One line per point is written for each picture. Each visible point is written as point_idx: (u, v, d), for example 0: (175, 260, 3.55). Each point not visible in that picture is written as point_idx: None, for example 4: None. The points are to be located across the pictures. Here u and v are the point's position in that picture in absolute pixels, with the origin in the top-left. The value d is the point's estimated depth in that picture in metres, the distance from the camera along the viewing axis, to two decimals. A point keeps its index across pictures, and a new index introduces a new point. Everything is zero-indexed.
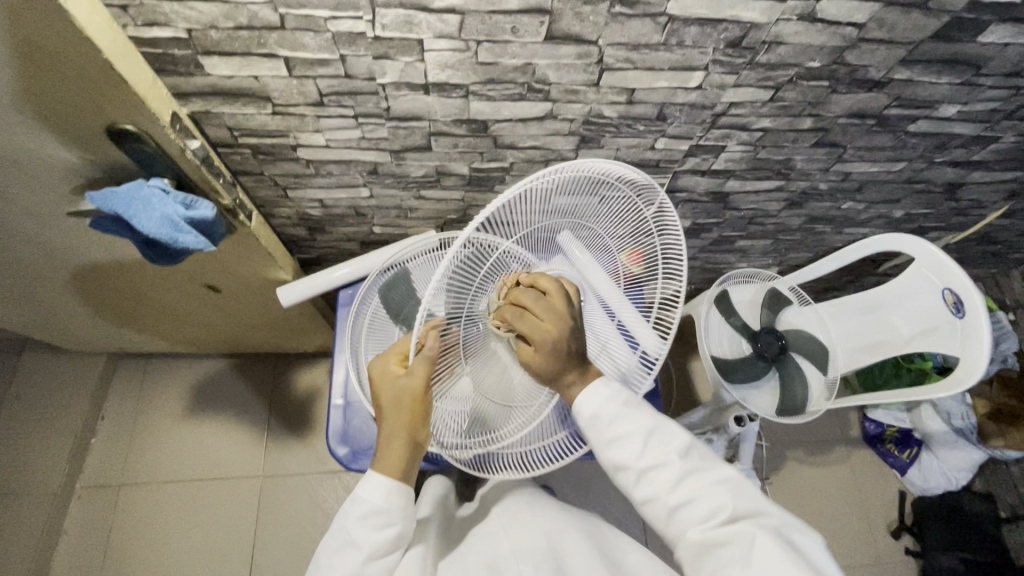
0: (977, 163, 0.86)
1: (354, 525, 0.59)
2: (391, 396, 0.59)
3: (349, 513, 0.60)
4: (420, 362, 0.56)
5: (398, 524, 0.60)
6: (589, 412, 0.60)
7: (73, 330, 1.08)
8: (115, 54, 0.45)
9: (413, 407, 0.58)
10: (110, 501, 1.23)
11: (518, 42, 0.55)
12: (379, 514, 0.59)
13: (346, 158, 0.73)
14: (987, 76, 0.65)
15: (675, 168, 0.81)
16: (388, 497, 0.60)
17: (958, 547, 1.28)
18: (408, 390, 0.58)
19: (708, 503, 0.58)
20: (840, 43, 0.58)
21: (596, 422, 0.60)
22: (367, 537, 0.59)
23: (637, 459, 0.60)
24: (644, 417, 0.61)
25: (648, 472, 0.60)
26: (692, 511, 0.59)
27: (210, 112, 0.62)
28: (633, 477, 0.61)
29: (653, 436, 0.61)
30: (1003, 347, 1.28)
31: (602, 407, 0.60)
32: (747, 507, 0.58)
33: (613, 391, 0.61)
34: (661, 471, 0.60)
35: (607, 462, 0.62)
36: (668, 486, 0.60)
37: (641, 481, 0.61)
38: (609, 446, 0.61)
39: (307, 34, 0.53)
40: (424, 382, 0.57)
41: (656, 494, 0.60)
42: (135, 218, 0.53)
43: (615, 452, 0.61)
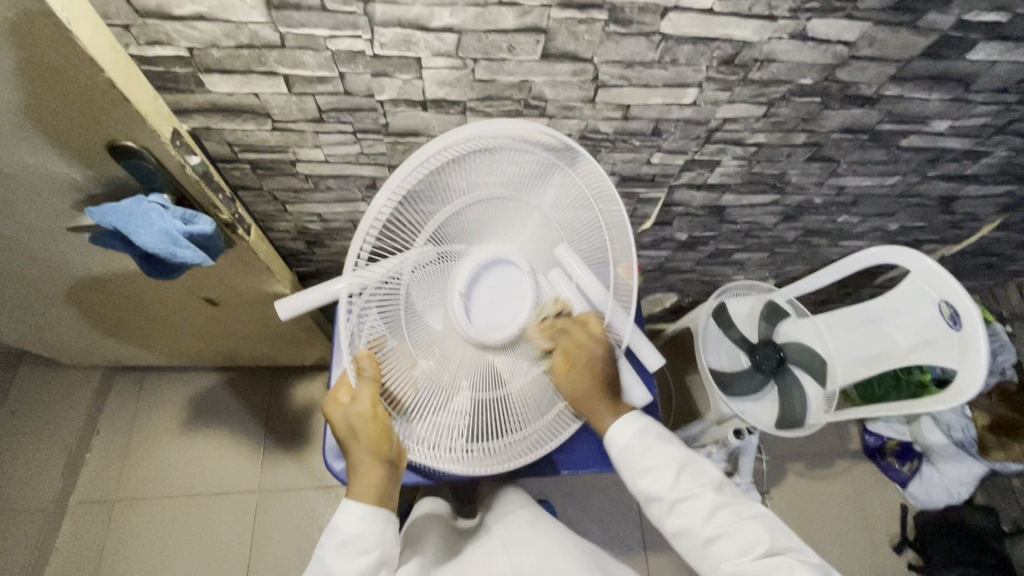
0: (970, 176, 0.87)
1: (332, 555, 0.59)
2: (347, 427, 0.60)
3: (326, 543, 0.60)
4: (363, 386, 0.58)
5: (376, 550, 0.60)
6: (620, 443, 0.66)
7: (69, 344, 1.07)
8: (117, 72, 0.46)
9: (370, 432, 0.60)
10: (103, 517, 1.21)
11: (515, 60, 0.55)
12: (355, 541, 0.59)
13: (345, 173, 0.74)
14: (977, 92, 0.66)
15: (671, 182, 0.81)
16: (363, 524, 0.60)
17: (959, 561, 1.28)
18: (358, 415, 0.59)
19: (744, 537, 0.60)
20: (832, 60, 0.59)
21: (626, 453, 0.65)
22: (343, 566, 0.58)
23: (669, 489, 0.63)
24: (674, 451, 0.65)
25: (681, 503, 0.63)
26: (727, 544, 0.60)
27: (210, 128, 0.63)
28: (664, 507, 0.64)
29: (684, 471, 0.64)
30: (1000, 359, 1.29)
31: (634, 439, 0.65)
32: (783, 543, 0.60)
33: (644, 425, 0.67)
34: (693, 503, 0.62)
35: (638, 493, 0.66)
36: (702, 519, 0.62)
37: (673, 512, 0.63)
38: (640, 475, 0.65)
39: (307, 53, 0.53)
40: (373, 403, 0.58)
41: (689, 526, 0.62)
42: (133, 233, 0.53)
43: (647, 482, 0.64)
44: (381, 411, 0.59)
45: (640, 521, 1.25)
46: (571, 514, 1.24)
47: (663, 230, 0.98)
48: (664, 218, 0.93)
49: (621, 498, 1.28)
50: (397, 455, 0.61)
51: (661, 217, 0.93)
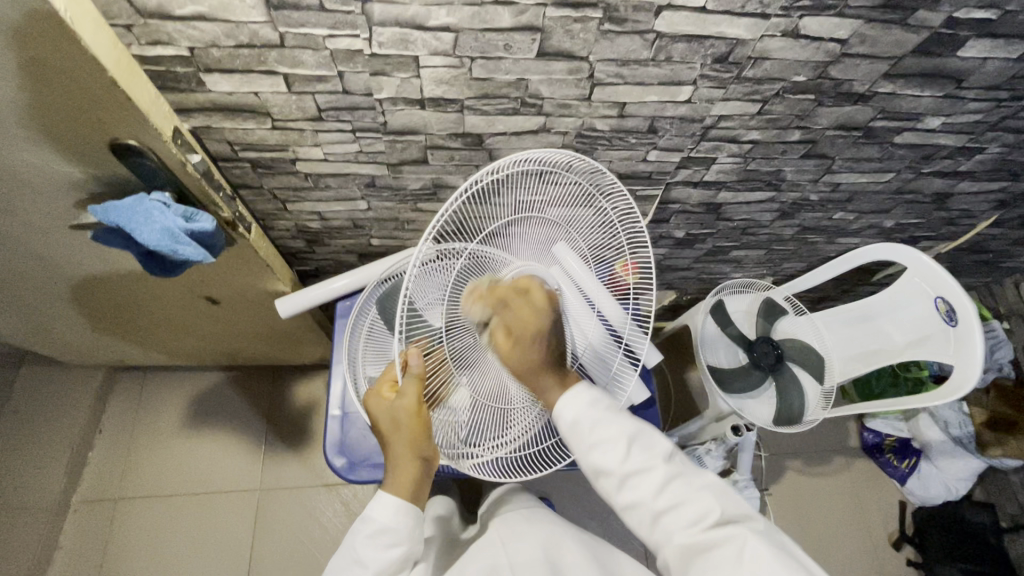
0: (964, 173, 0.87)
1: (363, 545, 0.61)
2: (389, 421, 0.62)
3: (359, 531, 0.62)
4: (410, 381, 0.59)
5: (404, 544, 0.62)
6: (570, 419, 0.61)
7: (71, 343, 1.08)
8: (119, 71, 0.47)
9: (412, 429, 0.61)
10: (106, 515, 1.22)
11: (511, 58, 0.56)
12: (387, 532, 0.61)
13: (344, 171, 0.75)
14: (969, 89, 0.67)
15: (668, 180, 0.82)
16: (395, 516, 0.62)
17: (958, 557, 1.28)
18: (402, 408, 0.60)
19: (697, 507, 0.59)
20: (825, 58, 0.60)
21: (574, 429, 0.61)
22: (372, 556, 0.60)
23: (619, 465, 0.61)
24: (624, 423, 0.62)
25: (631, 477, 0.61)
26: (681, 515, 0.59)
27: (211, 127, 0.64)
28: (615, 483, 0.62)
29: (636, 443, 0.62)
30: (997, 356, 1.30)
31: (583, 413, 0.61)
32: (735, 511, 0.59)
33: (593, 396, 0.62)
34: (645, 477, 0.61)
35: (587, 466, 0.63)
36: (653, 492, 0.60)
37: (624, 487, 0.61)
38: (590, 450, 0.62)
39: (306, 52, 0.54)
40: (417, 402, 0.60)
41: (640, 499, 0.60)
42: (135, 230, 0.54)
43: (595, 457, 0.61)
44: (424, 409, 0.61)
45: None
46: (570, 511, 1.25)
47: (661, 227, 0.98)
48: (661, 216, 0.94)
49: None
50: (433, 452, 0.63)
51: (658, 215, 0.93)
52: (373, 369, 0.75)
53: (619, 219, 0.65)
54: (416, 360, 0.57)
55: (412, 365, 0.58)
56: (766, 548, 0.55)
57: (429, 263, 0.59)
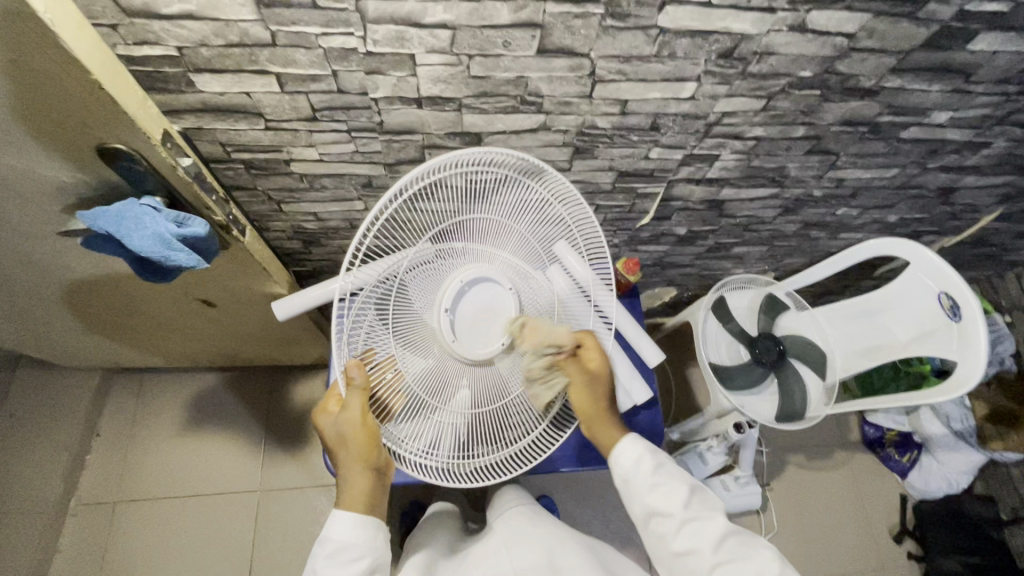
0: (970, 167, 0.86)
1: (324, 565, 0.59)
2: (335, 437, 0.61)
3: (318, 553, 0.60)
4: (353, 395, 0.58)
5: (368, 557, 0.61)
6: (630, 459, 0.67)
7: (66, 346, 1.07)
8: (104, 74, 0.45)
9: (360, 443, 0.60)
10: (104, 519, 1.21)
11: (510, 55, 0.55)
12: (349, 548, 0.60)
13: (340, 172, 0.73)
14: (978, 83, 0.66)
15: (670, 177, 0.81)
16: (354, 530, 0.61)
17: (959, 551, 1.27)
18: (347, 424, 0.59)
19: (755, 564, 0.61)
20: (832, 53, 0.58)
21: (633, 468, 0.67)
22: (338, 574, 0.59)
23: (680, 508, 0.64)
24: (685, 475, 0.68)
25: (690, 524, 0.64)
26: (737, 568, 0.61)
27: (202, 129, 0.62)
28: (671, 527, 0.64)
29: (694, 493, 0.66)
30: (999, 350, 1.29)
31: (643, 456, 0.67)
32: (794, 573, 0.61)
33: (650, 445, 0.69)
34: (701, 526, 0.64)
35: (642, 512, 0.67)
36: (712, 541, 0.63)
37: (679, 532, 0.64)
38: (648, 492, 0.66)
39: (298, 51, 0.53)
40: (362, 412, 0.59)
41: (697, 546, 0.63)
42: (125, 236, 0.52)
43: (654, 498, 0.65)
44: (372, 421, 0.60)
45: None
46: (571, 509, 1.25)
47: (662, 225, 0.97)
48: (663, 213, 0.93)
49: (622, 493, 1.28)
50: (385, 462, 0.62)
51: (659, 212, 0.92)
52: None
53: (561, 202, 0.62)
54: (358, 373, 0.58)
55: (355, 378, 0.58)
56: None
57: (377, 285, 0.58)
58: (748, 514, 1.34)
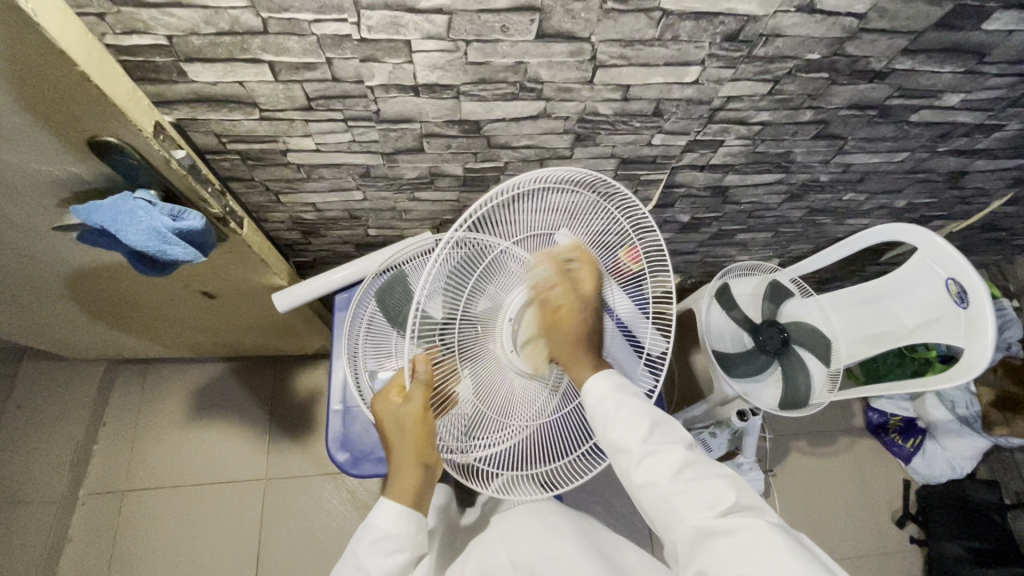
0: (981, 151, 0.84)
1: (365, 549, 0.60)
2: (394, 424, 0.61)
3: (361, 538, 0.61)
4: (416, 386, 0.59)
5: (407, 550, 0.61)
6: (596, 397, 0.62)
7: (70, 338, 1.07)
8: (91, 65, 0.44)
9: (417, 436, 0.60)
10: (114, 507, 1.23)
11: (509, 41, 0.53)
12: (388, 539, 0.60)
13: (337, 162, 0.72)
14: (992, 64, 0.64)
15: (673, 164, 0.79)
16: (398, 521, 0.61)
17: (962, 535, 1.27)
18: (408, 413, 0.59)
19: (711, 494, 0.58)
20: (841, 34, 0.57)
21: (596, 411, 0.62)
22: (375, 562, 0.59)
23: (639, 444, 0.60)
24: (647, 407, 0.63)
25: (648, 457, 0.61)
26: (692, 499, 0.58)
27: (196, 119, 0.61)
28: (632, 461, 0.61)
29: (657, 427, 0.62)
30: (1007, 335, 1.30)
31: (608, 394, 0.62)
32: (750, 502, 0.57)
33: (619, 380, 0.63)
34: (660, 457, 0.60)
35: (606, 445, 0.63)
36: (669, 473, 0.59)
37: (641, 464, 0.61)
38: (609, 426, 0.61)
39: (291, 39, 0.51)
40: (423, 406, 0.59)
41: (656, 480, 0.60)
42: (121, 231, 0.52)
43: (616, 432, 0.61)
44: (430, 416, 0.60)
45: None
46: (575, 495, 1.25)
47: (666, 212, 0.96)
48: (666, 200, 0.91)
49: None
50: (436, 460, 0.62)
51: (662, 199, 0.91)
52: (374, 363, 0.74)
53: (628, 218, 0.65)
54: (424, 368, 0.58)
55: (420, 371, 0.58)
56: (782, 537, 0.52)
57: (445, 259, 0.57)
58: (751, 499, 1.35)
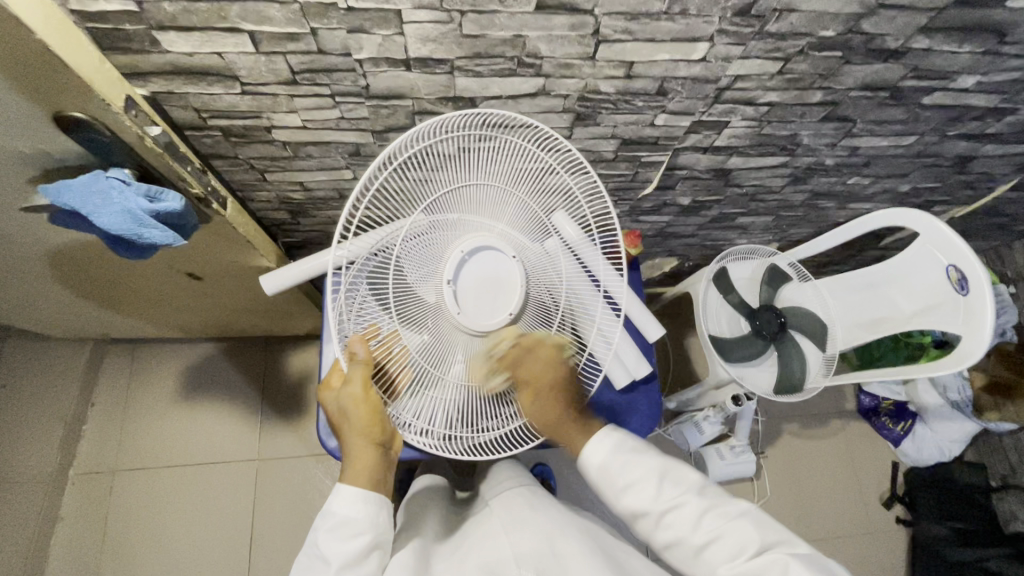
0: (991, 135, 0.82)
1: (323, 538, 0.58)
2: (340, 410, 0.62)
3: (319, 527, 0.59)
4: (354, 369, 0.59)
5: (368, 534, 0.59)
6: (598, 462, 0.63)
7: (55, 318, 1.04)
8: (52, 34, 0.40)
9: (363, 418, 0.61)
10: (104, 487, 1.22)
11: (506, 12, 0.50)
12: (348, 522, 0.59)
13: (326, 140, 0.69)
14: (1012, 44, 0.61)
15: (675, 145, 0.76)
16: (355, 505, 0.60)
17: (949, 517, 1.29)
18: (350, 398, 0.60)
19: (735, 539, 0.57)
20: (858, 10, 0.53)
21: (608, 471, 0.62)
22: (336, 548, 0.57)
23: (652, 502, 0.60)
24: (650, 461, 0.62)
25: (667, 514, 0.60)
26: (718, 548, 0.58)
27: (173, 93, 0.57)
28: (651, 522, 0.61)
29: (665, 477, 0.61)
30: (1002, 320, 1.27)
31: (609, 456, 0.62)
32: (773, 535, 0.57)
33: (614, 439, 0.63)
34: (679, 513, 0.59)
35: (624, 513, 0.62)
36: (690, 528, 0.59)
37: (659, 526, 0.60)
38: (622, 493, 0.61)
39: (272, 6, 0.48)
40: (366, 388, 0.59)
41: (680, 536, 0.59)
42: (93, 212, 0.49)
43: (628, 497, 0.61)
44: (374, 396, 0.60)
45: None
46: (569, 476, 1.26)
47: (666, 194, 0.93)
48: (666, 182, 0.88)
49: None
50: (389, 436, 0.63)
51: (663, 182, 0.88)
52: None
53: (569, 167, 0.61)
54: (361, 348, 0.58)
55: (357, 353, 0.58)
56: (811, 570, 0.53)
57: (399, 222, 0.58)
58: (742, 482, 1.37)
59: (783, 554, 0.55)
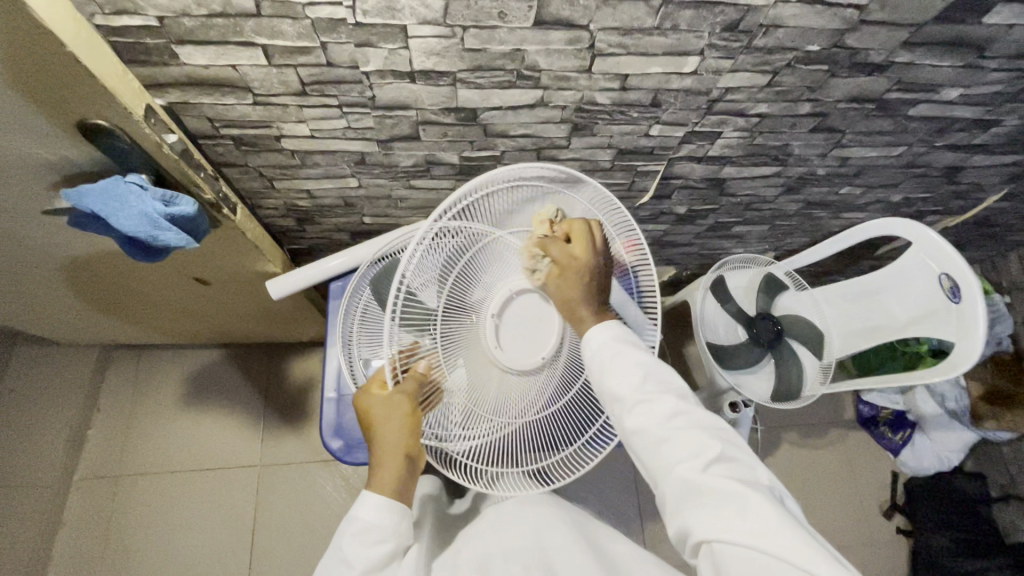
0: (978, 146, 0.84)
1: (348, 543, 0.58)
2: (380, 416, 0.60)
3: (344, 532, 0.59)
4: (408, 383, 0.60)
5: (392, 540, 0.59)
6: (595, 347, 0.61)
7: (65, 323, 1.06)
8: (80, 48, 0.43)
9: (404, 425, 0.60)
10: (108, 492, 1.23)
11: (506, 27, 0.52)
12: (372, 530, 0.58)
13: (332, 149, 0.71)
14: (991, 58, 0.63)
15: (670, 155, 0.79)
16: (382, 513, 0.59)
17: (948, 526, 1.29)
18: (396, 405, 0.59)
19: (700, 447, 0.56)
20: (841, 26, 0.56)
21: (591, 360, 0.61)
22: (360, 554, 0.57)
23: (631, 391, 0.59)
24: (644, 356, 0.60)
25: (643, 403, 0.58)
26: (681, 450, 0.56)
27: (188, 103, 0.60)
28: (624, 407, 0.59)
29: (651, 375, 0.60)
30: (997, 330, 1.28)
31: (607, 343, 0.61)
32: (738, 457, 0.56)
33: (618, 330, 0.62)
34: (651, 408, 0.58)
35: (601, 391, 0.61)
36: (661, 421, 0.58)
37: (632, 410, 0.59)
38: (605, 372, 0.60)
39: (285, 22, 0.50)
40: (410, 400, 0.59)
41: (646, 427, 0.58)
42: (112, 215, 0.51)
43: (609, 378, 0.60)
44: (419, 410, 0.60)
45: (635, 489, 1.28)
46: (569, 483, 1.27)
47: (662, 203, 0.95)
48: (662, 191, 0.91)
49: (617, 468, 1.30)
50: (418, 451, 0.61)
51: (659, 191, 0.90)
52: (368, 350, 0.74)
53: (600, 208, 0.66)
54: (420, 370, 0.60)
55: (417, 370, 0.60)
56: (769, 503, 0.51)
57: (429, 248, 0.59)
58: None
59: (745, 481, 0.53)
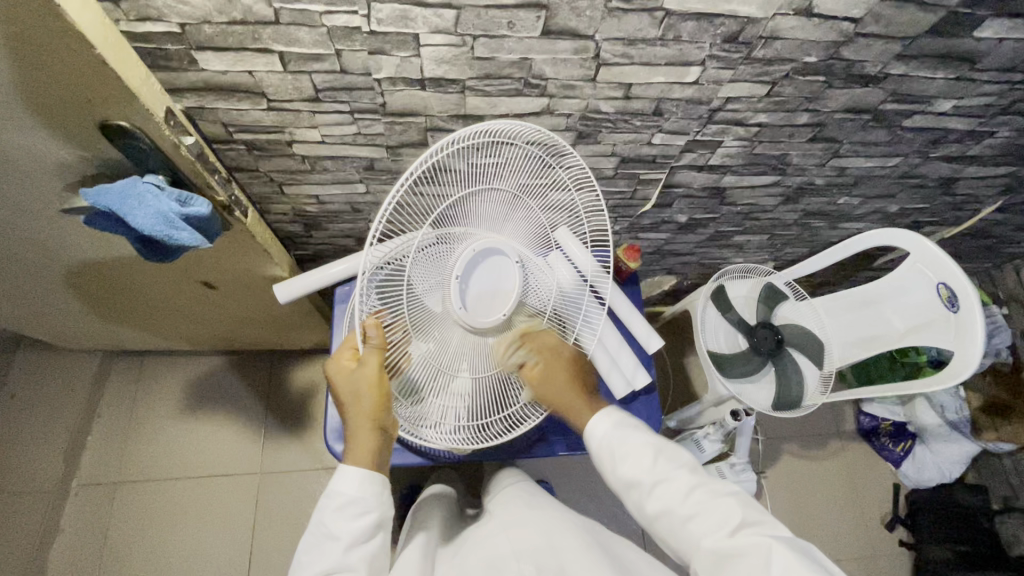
0: (971, 158, 0.86)
1: (332, 518, 0.60)
2: (349, 391, 0.60)
3: (325, 507, 0.61)
4: (369, 351, 0.58)
5: (374, 512, 0.61)
6: (599, 435, 0.67)
7: (70, 327, 1.07)
8: (107, 51, 0.45)
9: (372, 397, 0.60)
10: (106, 499, 1.22)
11: (515, 37, 0.54)
12: (355, 503, 0.60)
13: (342, 155, 0.73)
14: (983, 71, 0.65)
15: (672, 164, 0.81)
16: (361, 486, 0.61)
17: (950, 539, 1.28)
18: (364, 378, 0.59)
19: (720, 514, 0.59)
20: (837, 38, 0.58)
21: (605, 454, 0.66)
22: (345, 526, 0.59)
23: (645, 473, 0.63)
24: (649, 436, 0.66)
25: (658, 484, 0.62)
26: (704, 521, 0.59)
27: (204, 108, 0.62)
28: (643, 491, 0.63)
29: (660, 453, 0.64)
30: (995, 341, 1.29)
31: (610, 431, 0.67)
32: (755, 517, 0.58)
33: (620, 418, 0.68)
34: (668, 485, 0.62)
35: (618, 482, 0.66)
36: (679, 498, 0.61)
37: (651, 494, 0.63)
38: (618, 463, 0.65)
39: (302, 30, 0.52)
40: (379, 369, 0.59)
41: (668, 506, 0.61)
42: (129, 214, 0.52)
43: (623, 467, 0.64)
44: (385, 379, 0.59)
45: None
46: (569, 493, 1.26)
47: (664, 212, 0.97)
48: (664, 200, 0.92)
49: None
50: (391, 422, 0.62)
51: (661, 199, 0.92)
52: None
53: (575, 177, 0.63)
54: (376, 332, 0.57)
55: (371, 336, 0.57)
56: (790, 552, 0.53)
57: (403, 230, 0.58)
58: None
59: (764, 534, 0.55)
